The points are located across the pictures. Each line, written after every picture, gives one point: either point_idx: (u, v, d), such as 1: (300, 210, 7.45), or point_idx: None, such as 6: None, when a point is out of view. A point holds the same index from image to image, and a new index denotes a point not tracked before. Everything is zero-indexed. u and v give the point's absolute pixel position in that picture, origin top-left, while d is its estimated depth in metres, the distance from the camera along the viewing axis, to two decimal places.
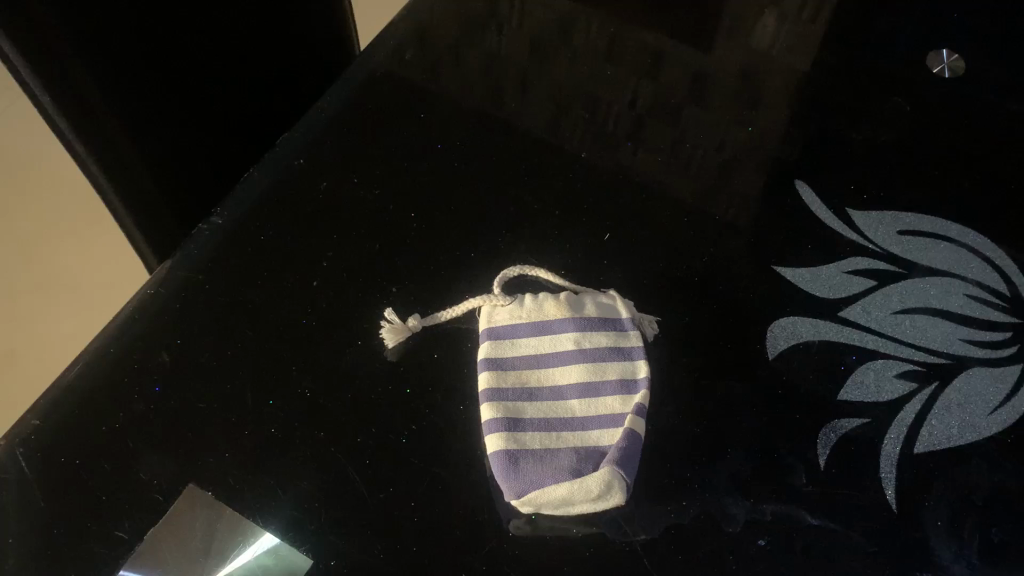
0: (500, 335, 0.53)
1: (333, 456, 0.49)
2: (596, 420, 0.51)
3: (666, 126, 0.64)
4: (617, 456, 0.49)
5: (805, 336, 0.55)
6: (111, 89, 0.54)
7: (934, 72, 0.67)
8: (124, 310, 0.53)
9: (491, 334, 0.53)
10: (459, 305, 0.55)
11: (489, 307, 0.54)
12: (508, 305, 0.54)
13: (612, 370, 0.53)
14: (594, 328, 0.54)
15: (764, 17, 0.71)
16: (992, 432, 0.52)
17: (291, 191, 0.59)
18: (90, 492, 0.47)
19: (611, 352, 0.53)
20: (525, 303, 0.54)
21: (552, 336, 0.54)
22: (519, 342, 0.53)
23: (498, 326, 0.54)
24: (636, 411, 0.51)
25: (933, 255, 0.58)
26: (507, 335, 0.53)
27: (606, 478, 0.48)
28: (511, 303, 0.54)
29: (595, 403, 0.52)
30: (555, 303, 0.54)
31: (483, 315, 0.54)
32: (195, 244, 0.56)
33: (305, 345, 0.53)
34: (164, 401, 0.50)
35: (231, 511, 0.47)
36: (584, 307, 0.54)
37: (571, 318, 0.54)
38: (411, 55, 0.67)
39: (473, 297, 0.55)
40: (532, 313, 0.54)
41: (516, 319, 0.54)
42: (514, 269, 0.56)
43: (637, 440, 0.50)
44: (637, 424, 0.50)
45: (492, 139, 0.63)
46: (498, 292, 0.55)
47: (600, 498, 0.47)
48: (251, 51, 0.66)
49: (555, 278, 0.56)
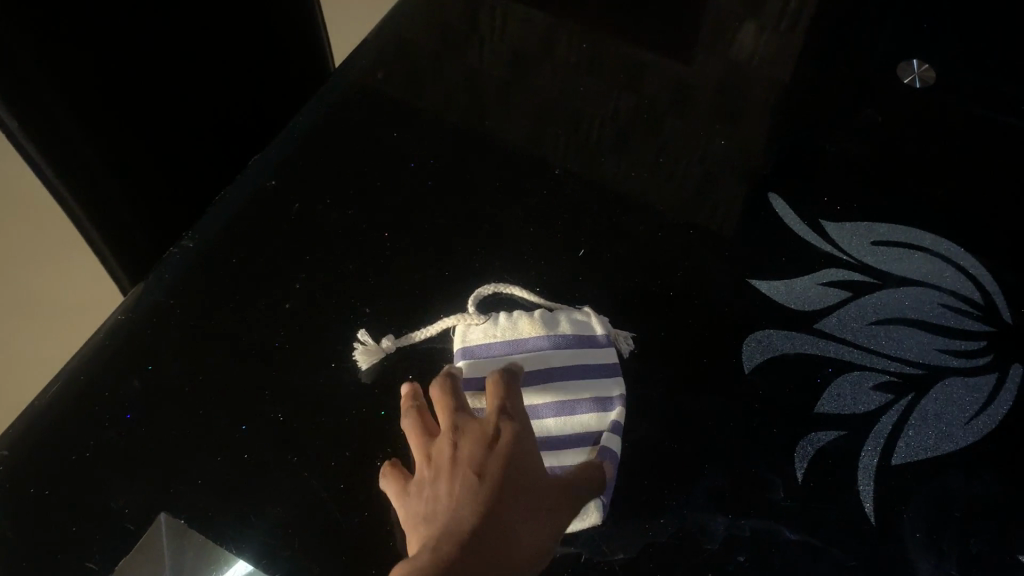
0: (475, 353, 0.53)
1: (305, 481, 0.48)
2: (571, 439, 0.51)
3: (645, 138, 0.64)
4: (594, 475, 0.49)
5: (782, 347, 0.54)
6: (76, 114, 0.54)
7: (906, 82, 0.67)
8: (95, 336, 0.53)
9: (466, 353, 0.53)
10: (434, 324, 0.54)
11: (464, 324, 0.54)
12: (483, 323, 0.54)
13: (587, 387, 0.53)
14: (568, 346, 0.54)
15: (741, 27, 0.71)
16: (969, 441, 0.52)
17: (263, 213, 0.59)
18: (62, 522, 0.47)
19: (586, 369, 0.53)
20: (499, 321, 0.54)
21: (529, 353, 0.54)
22: (494, 361, 0.53)
23: (473, 344, 0.54)
24: (612, 429, 0.51)
25: (906, 265, 0.58)
26: (482, 353, 0.53)
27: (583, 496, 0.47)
28: (485, 320, 0.54)
29: (570, 422, 0.52)
30: (530, 321, 0.54)
31: (457, 334, 0.54)
32: (168, 269, 0.56)
33: (277, 369, 0.52)
34: (135, 428, 0.50)
35: (203, 540, 0.47)
36: (558, 324, 0.54)
37: (547, 337, 0.54)
38: (386, 71, 0.67)
39: (449, 315, 0.55)
40: (509, 331, 0.54)
41: (491, 337, 0.54)
42: (488, 286, 0.56)
43: (613, 457, 0.50)
44: (611, 442, 0.50)
45: (470, 155, 0.63)
46: (472, 310, 0.55)
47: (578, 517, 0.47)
48: (224, 74, 0.66)
49: (530, 296, 0.56)
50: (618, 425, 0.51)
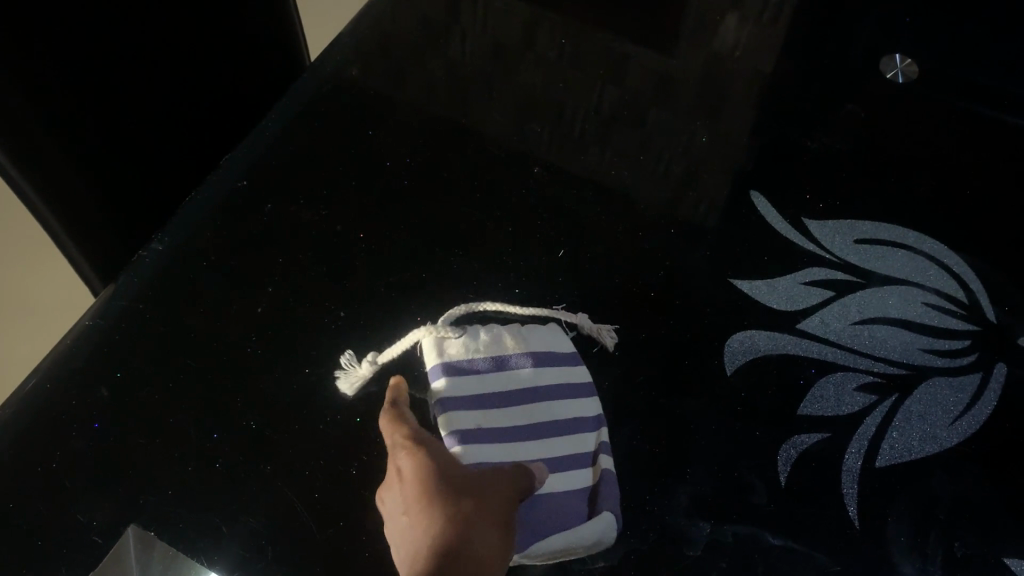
0: (456, 369, 0.52)
1: (279, 491, 0.47)
2: (563, 461, 0.50)
3: (629, 132, 0.63)
4: (604, 497, 0.48)
5: (764, 349, 0.54)
6: (40, 114, 0.53)
7: (888, 77, 0.66)
8: (61, 343, 0.51)
9: (447, 367, 0.52)
10: (402, 340, 0.53)
11: (436, 335, 0.53)
12: (461, 338, 0.53)
13: (572, 406, 0.51)
14: (549, 362, 0.53)
15: (726, 17, 0.70)
16: (954, 443, 0.51)
17: (238, 215, 0.57)
18: (26, 536, 0.45)
19: (567, 387, 0.52)
20: (479, 337, 0.53)
21: (513, 371, 0.53)
22: (478, 377, 0.52)
23: (453, 359, 0.52)
24: (603, 449, 0.50)
25: (889, 263, 0.58)
26: (463, 369, 0.52)
27: (605, 523, 0.46)
28: (461, 334, 0.53)
29: (555, 442, 0.51)
30: (510, 338, 0.54)
31: (434, 347, 0.52)
32: (137, 273, 0.54)
33: (249, 376, 0.51)
34: (104, 437, 0.48)
35: (174, 553, 0.45)
36: (539, 341, 0.54)
37: (529, 354, 0.53)
38: (363, 66, 0.66)
39: (416, 330, 0.53)
40: (489, 346, 0.53)
41: (471, 352, 0.53)
42: (460, 307, 0.54)
43: (613, 478, 0.49)
44: (607, 464, 0.49)
45: (448, 151, 0.62)
46: (443, 324, 0.53)
47: (600, 543, 0.46)
48: (196, 69, 0.65)
49: (504, 311, 0.55)
50: (606, 444, 0.50)
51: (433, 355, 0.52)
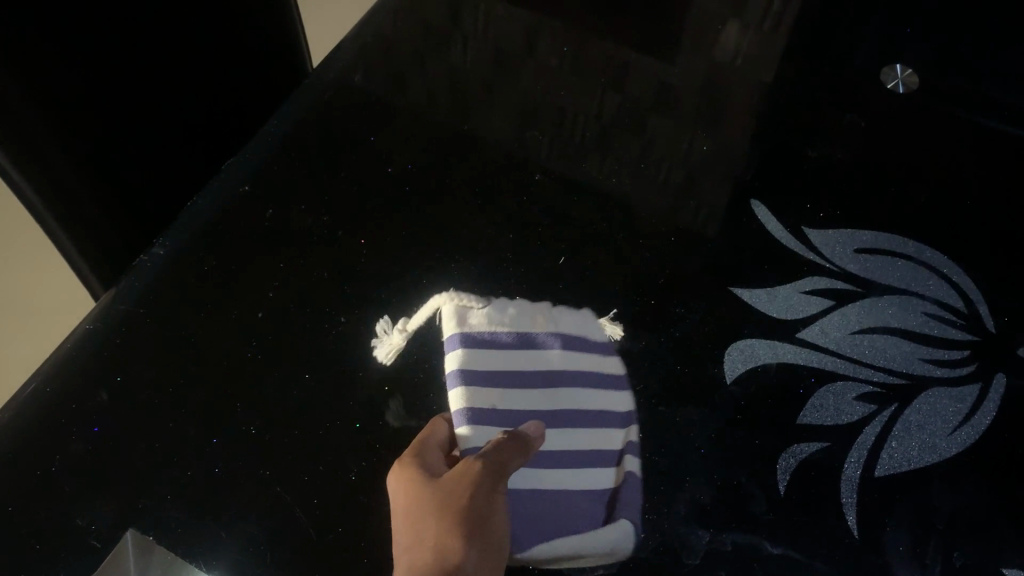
0: (477, 338, 0.54)
1: (279, 496, 0.47)
2: (586, 459, 0.51)
3: (630, 139, 0.63)
4: (624, 498, 0.49)
5: (764, 357, 0.54)
6: (42, 119, 0.53)
7: (889, 87, 0.66)
8: (61, 347, 0.51)
9: (467, 333, 0.54)
10: (421, 310, 0.55)
11: (455, 303, 0.55)
12: (485, 310, 0.55)
13: (598, 398, 0.53)
14: (578, 347, 0.54)
15: (727, 25, 0.70)
16: (953, 453, 0.51)
17: (240, 220, 0.58)
18: (25, 539, 0.45)
19: (594, 376, 0.54)
20: (506, 313, 0.55)
21: (536, 349, 0.54)
22: (498, 347, 0.54)
23: (475, 328, 0.54)
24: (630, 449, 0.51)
25: (889, 273, 0.58)
26: (484, 337, 0.54)
27: (623, 529, 0.47)
28: (484, 307, 0.55)
29: (577, 435, 0.52)
30: (538, 317, 0.55)
31: (460, 315, 0.55)
32: (137, 277, 0.54)
33: (250, 380, 0.51)
34: (104, 442, 0.48)
35: (172, 557, 0.45)
36: (566, 324, 0.55)
37: (555, 334, 0.55)
38: (366, 71, 0.66)
39: (439, 296, 0.55)
40: (514, 322, 0.55)
41: (494, 325, 0.55)
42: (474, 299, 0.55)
43: (636, 480, 0.49)
44: (632, 466, 0.50)
45: (449, 157, 0.62)
46: (467, 295, 0.56)
47: (617, 549, 0.47)
48: (198, 74, 0.65)
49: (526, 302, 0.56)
50: (634, 445, 0.51)
51: (452, 323, 0.54)
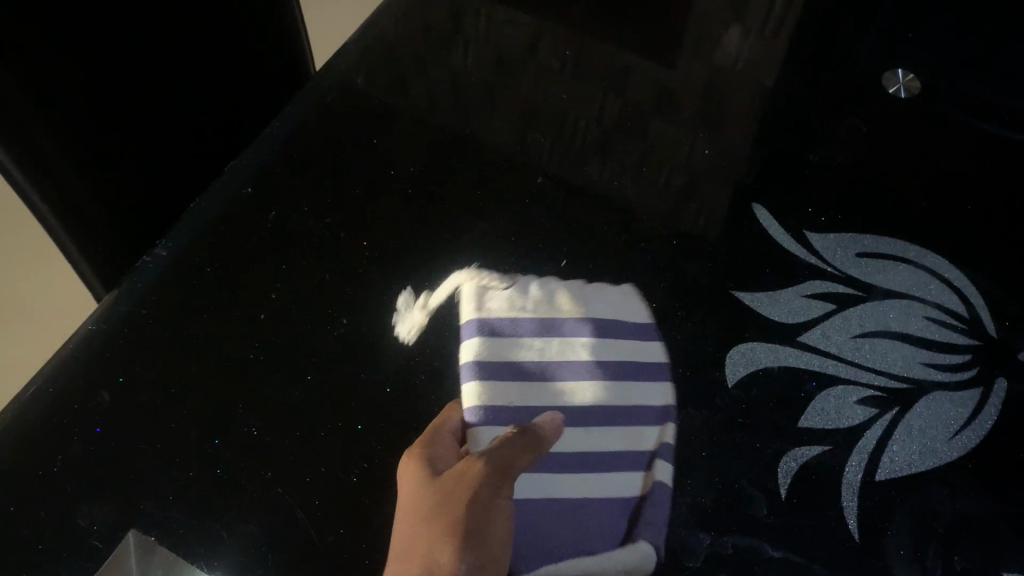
0: (499, 322, 0.55)
1: (280, 498, 0.47)
2: (619, 462, 0.51)
3: (631, 143, 0.63)
4: (651, 510, 0.49)
5: (765, 361, 0.54)
6: (46, 119, 0.53)
7: (891, 91, 0.67)
8: (63, 347, 0.51)
9: (487, 316, 0.55)
10: (442, 285, 0.56)
11: (476, 282, 0.57)
12: (508, 291, 0.56)
13: (631, 392, 0.53)
14: (609, 334, 0.55)
15: (728, 30, 0.70)
16: (953, 457, 0.51)
17: (242, 221, 0.58)
18: (26, 540, 0.45)
19: (626, 363, 0.54)
20: (532, 297, 0.56)
21: (562, 334, 0.55)
22: (522, 331, 0.55)
23: (496, 310, 0.56)
24: (663, 454, 0.51)
25: (891, 277, 0.58)
26: (507, 321, 0.55)
27: (642, 551, 0.47)
28: (506, 288, 0.56)
29: (610, 433, 0.52)
30: (567, 301, 0.56)
31: (482, 295, 0.56)
32: (139, 278, 0.54)
33: (251, 381, 0.51)
34: (106, 443, 0.48)
35: (174, 558, 0.45)
36: (596, 309, 0.56)
37: (583, 320, 0.56)
38: (367, 74, 0.66)
39: (459, 275, 0.57)
40: (540, 306, 0.56)
41: (517, 310, 0.56)
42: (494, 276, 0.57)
43: (665, 491, 0.49)
44: (662, 476, 0.50)
45: (451, 160, 0.62)
46: (489, 274, 0.57)
47: (632, 573, 0.47)
48: (201, 76, 0.65)
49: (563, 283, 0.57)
50: (669, 446, 0.51)
51: (471, 301, 0.56)
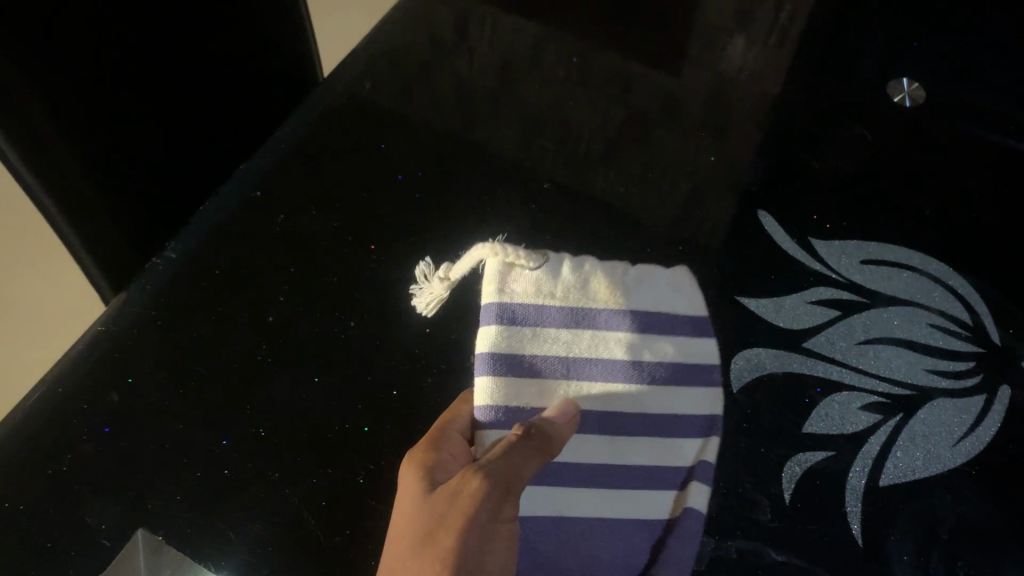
0: (526, 309, 0.51)
1: (287, 499, 0.48)
2: (653, 479, 0.51)
3: (636, 150, 0.64)
4: (681, 536, 0.48)
5: (770, 367, 0.54)
6: (59, 123, 0.53)
7: (896, 100, 0.67)
8: (73, 348, 0.52)
9: (512, 301, 0.51)
10: (465, 258, 0.50)
11: (500, 258, 0.50)
12: (536, 274, 0.51)
13: (670, 400, 0.52)
14: (649, 332, 0.53)
15: (734, 38, 0.70)
16: (957, 463, 0.52)
17: (250, 224, 0.58)
18: (36, 539, 0.45)
19: (666, 368, 0.53)
20: (566, 283, 0.51)
21: (596, 327, 0.52)
22: (550, 320, 0.51)
23: (521, 294, 0.51)
24: (701, 475, 0.50)
25: (895, 285, 0.58)
26: (534, 307, 0.51)
27: None
28: (534, 268, 0.51)
29: (648, 445, 0.51)
30: (605, 292, 0.52)
31: (506, 274, 0.51)
32: (149, 280, 0.55)
33: (258, 383, 0.51)
34: (115, 443, 0.49)
35: (181, 557, 0.46)
36: (636, 303, 0.53)
37: (620, 315, 0.52)
38: (375, 80, 0.67)
39: (483, 247, 0.50)
40: (573, 294, 0.52)
41: (545, 297, 0.51)
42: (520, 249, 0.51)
43: (699, 517, 0.48)
44: (696, 504, 0.49)
45: (458, 165, 0.62)
46: (519, 251, 0.50)
47: None
48: (210, 81, 0.66)
49: (601, 267, 0.52)
50: (709, 464, 0.51)
51: (493, 279, 0.51)
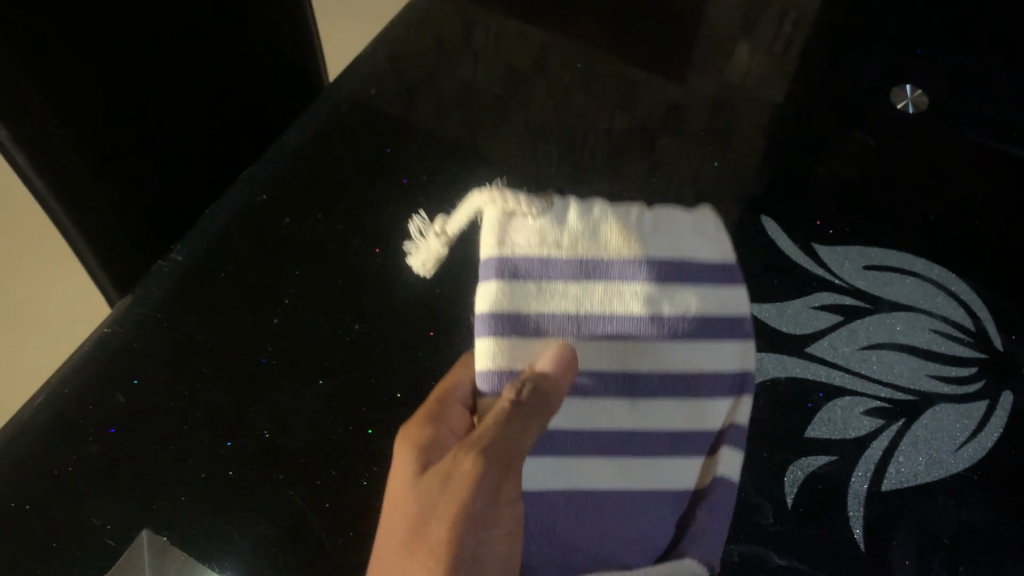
0: (530, 259, 0.48)
1: (291, 500, 0.48)
2: (682, 445, 0.49)
3: (639, 155, 0.64)
4: (709, 508, 0.48)
5: (772, 371, 0.54)
6: (67, 128, 0.54)
7: (899, 107, 0.67)
8: (79, 351, 0.52)
9: (515, 251, 0.48)
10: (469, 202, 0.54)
11: (499, 208, 0.49)
12: (539, 222, 0.49)
13: (694, 358, 0.50)
14: (668, 283, 0.49)
15: (738, 46, 0.71)
16: (959, 468, 0.52)
17: (256, 227, 0.58)
18: (42, 540, 0.46)
19: (688, 322, 0.50)
20: (572, 232, 0.49)
21: (608, 279, 0.49)
22: (557, 272, 0.48)
23: (524, 243, 0.49)
24: (732, 442, 0.50)
25: (898, 290, 0.58)
26: (539, 256, 0.48)
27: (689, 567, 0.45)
28: (537, 217, 0.49)
29: (674, 407, 0.50)
30: (617, 240, 0.49)
31: (507, 224, 0.49)
32: (154, 283, 0.55)
33: (262, 384, 0.52)
34: (120, 444, 0.49)
35: (186, 558, 0.46)
36: (652, 251, 0.49)
37: (634, 265, 0.49)
38: (380, 85, 0.67)
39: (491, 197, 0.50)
40: (582, 243, 0.49)
41: (550, 247, 0.48)
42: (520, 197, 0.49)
43: (728, 486, 0.48)
44: (724, 474, 0.48)
45: (462, 169, 0.63)
46: (522, 201, 0.49)
47: None
48: (216, 87, 0.66)
49: (612, 212, 0.49)
50: (740, 430, 0.50)
51: (494, 230, 0.49)
